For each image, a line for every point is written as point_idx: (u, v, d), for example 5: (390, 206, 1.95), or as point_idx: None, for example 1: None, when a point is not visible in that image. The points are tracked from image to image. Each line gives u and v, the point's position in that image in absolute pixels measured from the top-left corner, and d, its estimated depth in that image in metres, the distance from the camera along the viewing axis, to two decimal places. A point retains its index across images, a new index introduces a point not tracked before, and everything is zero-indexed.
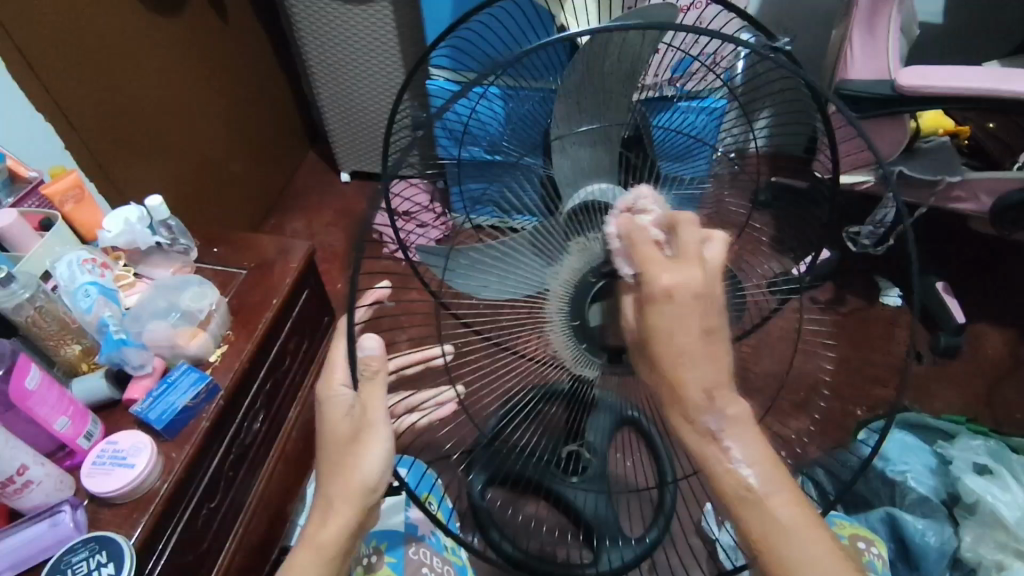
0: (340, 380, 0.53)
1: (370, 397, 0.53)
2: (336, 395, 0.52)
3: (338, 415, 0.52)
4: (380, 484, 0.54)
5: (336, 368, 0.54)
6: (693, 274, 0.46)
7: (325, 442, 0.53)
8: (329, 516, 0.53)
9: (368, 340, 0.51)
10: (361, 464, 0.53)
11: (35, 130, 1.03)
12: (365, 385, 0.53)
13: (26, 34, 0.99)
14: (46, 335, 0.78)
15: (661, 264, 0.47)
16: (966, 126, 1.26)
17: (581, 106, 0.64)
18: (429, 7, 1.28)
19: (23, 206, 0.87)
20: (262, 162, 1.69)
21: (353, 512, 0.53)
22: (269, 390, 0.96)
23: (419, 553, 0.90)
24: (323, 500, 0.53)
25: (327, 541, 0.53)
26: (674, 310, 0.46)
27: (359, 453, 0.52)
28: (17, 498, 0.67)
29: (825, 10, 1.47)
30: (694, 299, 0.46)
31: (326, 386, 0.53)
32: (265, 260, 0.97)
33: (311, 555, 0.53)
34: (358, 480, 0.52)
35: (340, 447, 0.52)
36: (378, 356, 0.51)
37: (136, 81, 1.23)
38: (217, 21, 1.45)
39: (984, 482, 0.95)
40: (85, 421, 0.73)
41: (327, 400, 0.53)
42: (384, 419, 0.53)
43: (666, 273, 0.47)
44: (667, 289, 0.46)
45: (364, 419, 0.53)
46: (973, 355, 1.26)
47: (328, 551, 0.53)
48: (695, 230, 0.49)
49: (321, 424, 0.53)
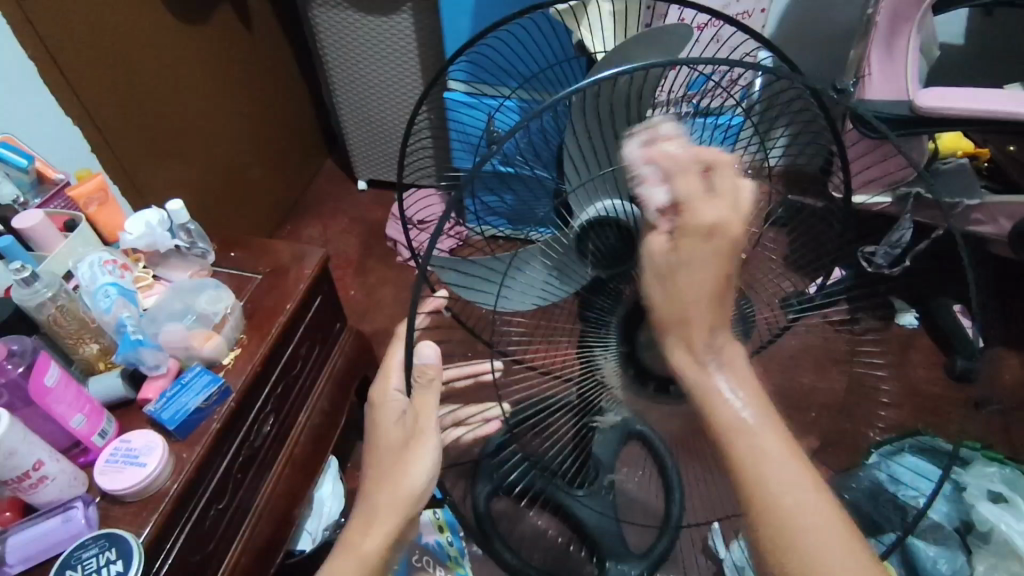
0: (395, 387, 0.56)
1: (422, 404, 0.55)
2: (390, 399, 0.56)
3: (390, 419, 0.55)
4: (426, 493, 0.54)
5: (392, 376, 0.57)
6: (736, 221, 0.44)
7: (379, 449, 0.55)
8: (371, 525, 0.52)
9: (426, 348, 0.55)
10: (409, 471, 0.53)
11: (64, 133, 1.06)
12: (418, 393, 0.55)
13: (60, 41, 1.02)
14: (66, 334, 0.79)
15: (707, 201, 0.44)
16: (987, 149, 1.23)
17: (592, 127, 0.63)
18: (449, 12, 1.29)
19: (49, 207, 0.89)
20: (281, 169, 1.72)
21: (397, 521, 0.53)
22: (280, 394, 0.97)
23: (423, 562, 0.94)
24: (367, 507, 0.53)
25: (369, 551, 0.52)
26: (710, 250, 0.44)
27: (407, 461, 0.53)
28: (32, 492, 0.68)
29: (846, 28, 1.47)
30: (725, 244, 0.44)
31: (382, 391, 0.56)
32: (280, 265, 0.98)
33: (352, 562, 0.52)
34: (404, 487, 0.52)
35: (393, 453, 0.53)
36: (433, 365, 0.54)
37: (161, 89, 1.26)
38: (242, 30, 1.49)
39: (998, 510, 0.94)
40: (100, 420, 0.75)
41: (382, 405, 0.56)
42: (434, 429, 0.54)
43: (709, 210, 0.44)
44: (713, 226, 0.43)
45: (415, 427, 0.54)
46: (990, 380, 1.23)
47: (370, 560, 0.52)
48: (728, 174, 0.45)
49: (376, 429, 0.55)
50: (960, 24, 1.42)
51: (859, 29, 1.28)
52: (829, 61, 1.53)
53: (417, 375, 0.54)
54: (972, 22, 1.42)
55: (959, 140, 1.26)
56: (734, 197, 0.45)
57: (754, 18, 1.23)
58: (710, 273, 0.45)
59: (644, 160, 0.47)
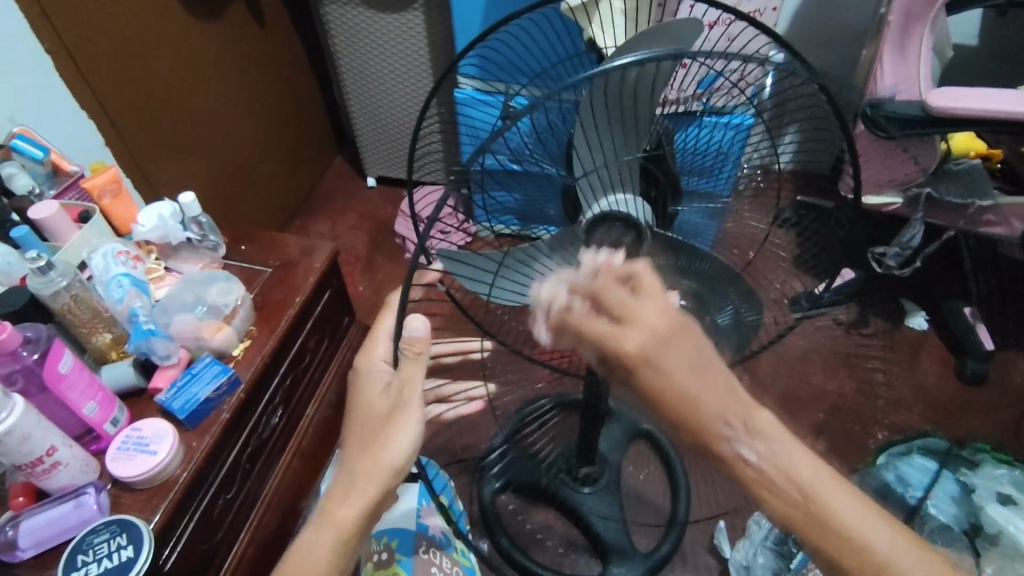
0: (382, 356, 0.56)
1: (409, 378, 0.55)
2: (376, 368, 0.55)
3: (377, 389, 0.55)
4: (406, 469, 0.54)
5: (380, 346, 0.57)
6: (653, 324, 0.41)
7: (359, 415, 0.55)
8: (349, 495, 0.53)
9: (415, 322, 0.55)
10: (389, 445, 0.53)
11: (78, 125, 1.07)
12: (406, 364, 0.55)
13: (75, 35, 1.03)
14: (80, 323, 0.80)
15: (613, 334, 0.42)
16: (998, 152, 1.22)
17: (603, 127, 0.61)
18: (459, 19, 1.31)
19: (64, 199, 0.91)
20: (293, 166, 1.74)
21: (373, 493, 0.53)
22: (289, 385, 0.98)
23: (429, 552, 0.93)
24: (345, 478, 0.53)
25: (343, 520, 0.53)
26: (655, 371, 0.42)
27: (388, 433, 0.53)
28: (45, 478, 0.69)
29: (858, 27, 1.46)
30: (667, 341, 0.42)
31: (367, 360, 0.56)
32: (290, 259, 0.99)
33: (329, 534, 0.53)
34: (385, 461, 0.53)
35: (375, 424, 0.54)
36: (422, 339, 0.55)
37: (174, 87, 1.28)
38: (255, 26, 1.50)
39: (1007, 512, 0.89)
40: (113, 407, 0.75)
41: (367, 373, 0.55)
42: (418, 404, 0.54)
43: (630, 337, 0.41)
44: (638, 354, 0.41)
45: (400, 398, 0.54)
46: (1000, 382, 1.22)
47: (346, 531, 0.53)
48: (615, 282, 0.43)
49: (358, 397, 0.55)
50: (973, 23, 1.42)
51: (871, 28, 1.27)
52: (840, 61, 1.52)
53: (404, 348, 0.55)
54: (986, 22, 1.41)
55: (973, 141, 1.24)
56: (642, 302, 0.42)
57: (766, 17, 1.23)
58: (688, 358, 0.42)
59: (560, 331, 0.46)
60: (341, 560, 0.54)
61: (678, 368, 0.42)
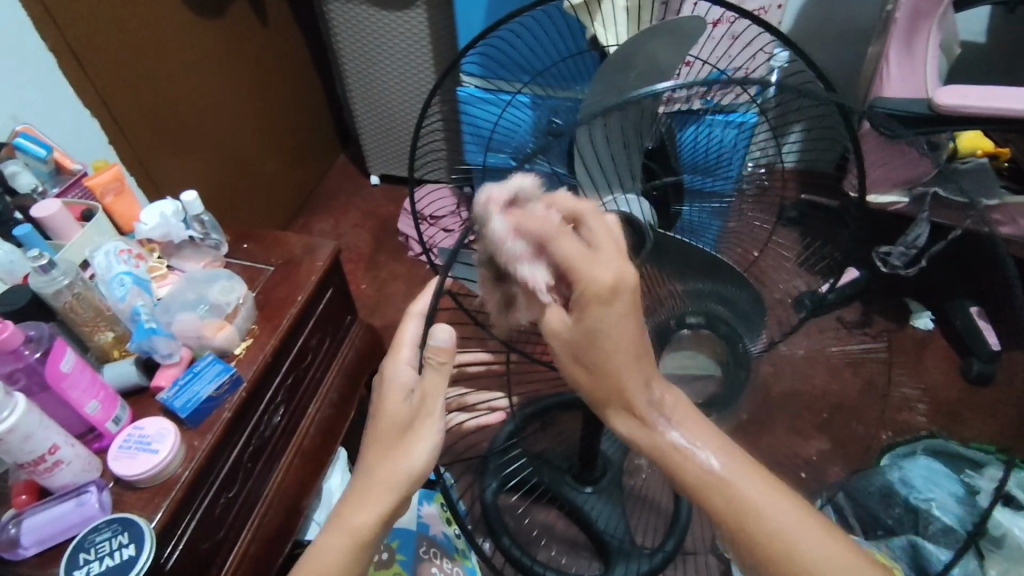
0: (406, 361, 0.56)
1: (432, 385, 0.54)
2: (401, 375, 0.55)
3: (399, 396, 0.54)
4: (424, 476, 0.54)
5: (403, 351, 0.57)
6: (623, 268, 0.45)
7: (381, 423, 0.54)
8: (365, 502, 0.53)
9: (441, 331, 0.53)
10: (408, 453, 0.53)
11: (81, 123, 1.07)
12: (430, 374, 0.54)
13: (75, 33, 1.03)
14: (81, 321, 0.80)
15: (586, 260, 0.44)
16: (1007, 149, 1.22)
17: (612, 130, 0.60)
18: (461, 15, 1.30)
19: (67, 196, 0.91)
20: (297, 165, 1.74)
21: (392, 500, 0.53)
22: (292, 384, 0.98)
23: (430, 553, 0.93)
24: (360, 484, 0.53)
25: (360, 526, 0.53)
26: (611, 313, 0.44)
27: (410, 441, 0.53)
28: (47, 476, 0.69)
29: (864, 26, 1.45)
30: (630, 290, 0.45)
31: (392, 365, 0.56)
32: (292, 257, 0.99)
33: (342, 536, 0.53)
34: (403, 466, 0.53)
35: (393, 430, 0.54)
36: (447, 348, 0.53)
37: (176, 84, 1.28)
38: (257, 23, 1.49)
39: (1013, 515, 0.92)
40: (114, 406, 0.76)
41: (390, 381, 0.55)
42: (439, 413, 0.54)
43: (599, 269, 0.44)
44: (609, 284, 0.44)
45: (422, 405, 0.54)
46: None
47: (360, 535, 0.53)
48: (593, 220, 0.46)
49: (379, 407, 0.55)
50: (981, 21, 1.41)
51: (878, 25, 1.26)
52: (846, 59, 1.51)
53: (430, 356, 0.53)
54: (995, 19, 1.40)
55: (980, 139, 1.24)
56: (586, 258, 0.44)
57: (770, 14, 1.22)
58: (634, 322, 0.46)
59: (513, 237, 0.44)
60: (354, 566, 0.53)
61: (621, 329, 0.45)
